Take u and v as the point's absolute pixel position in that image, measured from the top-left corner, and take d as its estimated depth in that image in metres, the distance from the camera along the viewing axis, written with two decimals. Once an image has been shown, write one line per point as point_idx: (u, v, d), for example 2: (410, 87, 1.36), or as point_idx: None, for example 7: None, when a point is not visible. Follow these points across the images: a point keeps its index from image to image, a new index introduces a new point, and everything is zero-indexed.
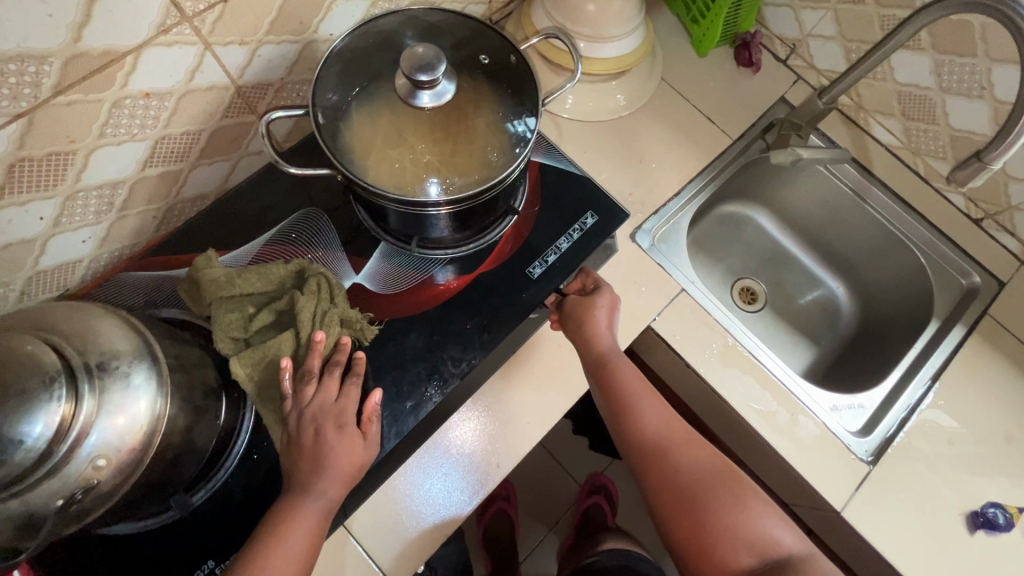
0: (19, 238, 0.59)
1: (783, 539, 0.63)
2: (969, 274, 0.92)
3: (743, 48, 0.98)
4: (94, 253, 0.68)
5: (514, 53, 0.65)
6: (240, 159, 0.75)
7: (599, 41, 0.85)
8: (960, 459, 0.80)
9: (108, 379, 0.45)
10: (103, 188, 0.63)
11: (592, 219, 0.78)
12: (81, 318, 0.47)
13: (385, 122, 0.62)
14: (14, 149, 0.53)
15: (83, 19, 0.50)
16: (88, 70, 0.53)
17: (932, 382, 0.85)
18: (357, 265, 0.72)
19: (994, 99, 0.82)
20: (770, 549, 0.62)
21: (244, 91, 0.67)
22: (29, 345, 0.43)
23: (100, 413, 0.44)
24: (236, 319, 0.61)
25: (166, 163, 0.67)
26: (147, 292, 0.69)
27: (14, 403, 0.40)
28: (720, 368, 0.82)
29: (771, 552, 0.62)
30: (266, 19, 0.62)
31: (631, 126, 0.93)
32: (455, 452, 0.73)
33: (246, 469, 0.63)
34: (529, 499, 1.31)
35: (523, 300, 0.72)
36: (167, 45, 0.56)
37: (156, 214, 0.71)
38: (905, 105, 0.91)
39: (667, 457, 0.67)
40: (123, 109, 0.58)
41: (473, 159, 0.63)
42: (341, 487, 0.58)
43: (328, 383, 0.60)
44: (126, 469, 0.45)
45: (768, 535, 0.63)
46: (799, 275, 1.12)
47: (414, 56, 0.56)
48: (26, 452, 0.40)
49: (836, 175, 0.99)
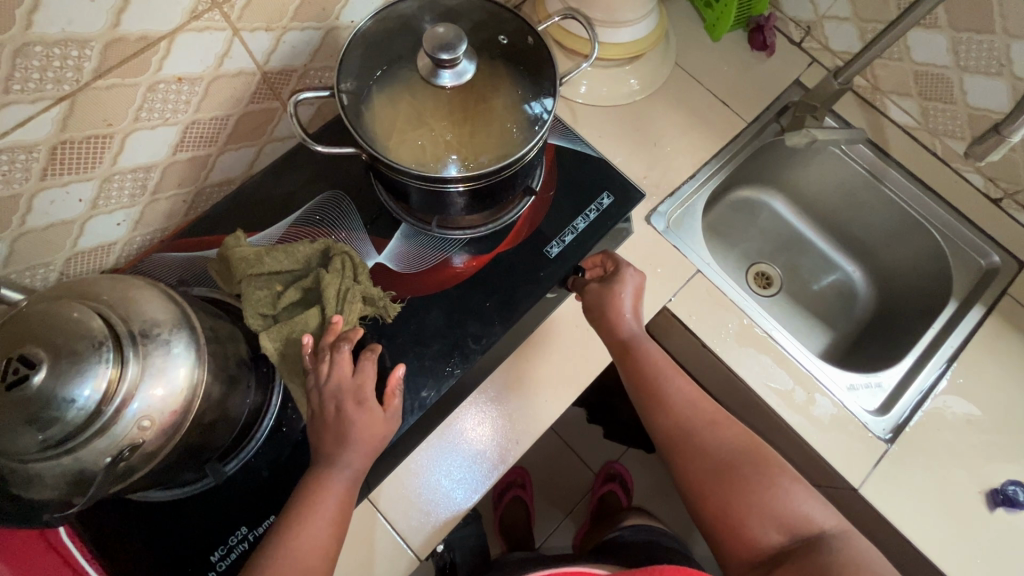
0: (60, 219, 0.62)
1: (813, 516, 0.63)
2: (988, 254, 0.91)
3: (757, 31, 0.98)
4: (128, 236, 0.71)
5: (531, 34, 0.65)
6: (265, 144, 0.77)
7: (613, 26, 0.86)
8: (979, 437, 0.80)
9: (151, 345, 0.47)
10: (137, 172, 0.65)
11: (608, 200, 0.79)
12: (123, 288, 0.50)
13: (406, 105, 0.64)
14: (57, 131, 0.56)
15: (121, 4, 0.52)
16: (125, 55, 0.55)
17: (948, 363, 0.85)
18: (379, 246, 0.74)
19: (1012, 76, 0.82)
20: (801, 526, 0.62)
21: (270, 77, 0.70)
22: (77, 312, 0.45)
23: (144, 377, 0.46)
24: (265, 296, 0.63)
25: (195, 148, 0.69)
26: (179, 272, 0.72)
27: (67, 365, 0.42)
28: (737, 348, 0.82)
29: (802, 529, 0.62)
30: (291, 6, 0.64)
31: (645, 110, 0.94)
32: (471, 432, 0.74)
33: (275, 441, 0.65)
34: (544, 485, 1.32)
35: (540, 278, 0.74)
36: (198, 30, 0.59)
37: (186, 198, 0.74)
38: (922, 85, 0.91)
39: (693, 438, 0.68)
40: (157, 93, 0.60)
41: (492, 140, 0.64)
42: (366, 458, 0.59)
43: (341, 360, 0.59)
44: (168, 430, 0.47)
45: (798, 512, 0.63)
46: (815, 259, 1.12)
47: (436, 36, 0.57)
48: (77, 411, 0.43)
49: (850, 157, 0.99)
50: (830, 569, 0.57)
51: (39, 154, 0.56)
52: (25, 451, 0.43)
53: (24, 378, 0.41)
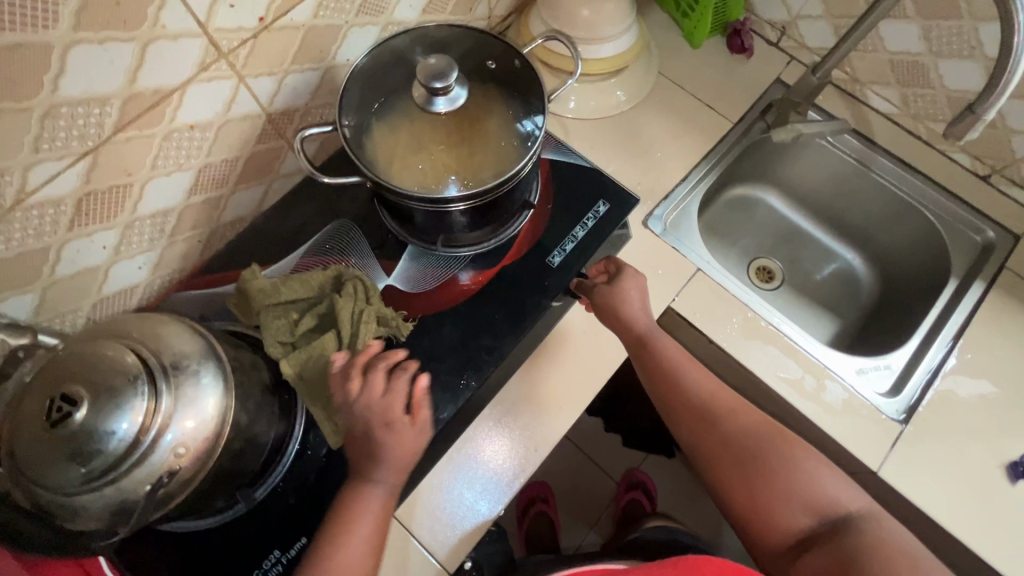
0: (86, 267, 0.66)
1: (840, 497, 0.64)
2: (983, 231, 0.93)
3: (735, 35, 1.02)
4: (148, 279, 0.75)
5: (518, 57, 0.69)
6: (273, 181, 0.81)
7: (595, 43, 0.90)
8: (993, 412, 0.80)
9: (182, 377, 0.50)
10: (155, 217, 0.69)
11: (604, 207, 0.82)
12: (153, 325, 0.53)
13: (405, 132, 0.68)
14: (82, 185, 0.59)
15: (137, 63, 0.56)
16: (141, 109, 0.59)
17: (955, 340, 0.86)
18: (388, 268, 0.77)
19: (984, 57, 0.84)
20: (829, 508, 0.63)
21: (274, 117, 0.74)
22: (112, 350, 0.48)
23: (177, 408, 0.49)
24: (283, 325, 0.66)
25: (208, 189, 0.73)
26: (199, 309, 0.75)
27: (106, 400, 0.45)
28: (743, 340, 0.84)
29: (829, 510, 0.63)
30: (291, 50, 0.69)
31: (633, 120, 0.97)
32: (490, 445, 0.76)
33: (301, 465, 0.68)
34: (567, 497, 1.33)
35: (545, 288, 0.76)
36: (207, 80, 0.63)
37: (201, 239, 0.77)
38: (899, 73, 0.94)
39: (716, 427, 0.69)
40: (171, 141, 0.64)
41: (487, 158, 0.67)
42: (399, 474, 0.62)
43: (373, 382, 0.62)
44: (202, 456, 0.49)
45: (825, 494, 0.64)
46: (814, 251, 1.14)
47: (429, 67, 0.61)
48: (117, 443, 0.45)
49: (837, 147, 1.01)
50: (859, 551, 0.59)
51: (66, 207, 0.60)
52: (70, 485, 0.45)
53: (67, 416, 0.44)
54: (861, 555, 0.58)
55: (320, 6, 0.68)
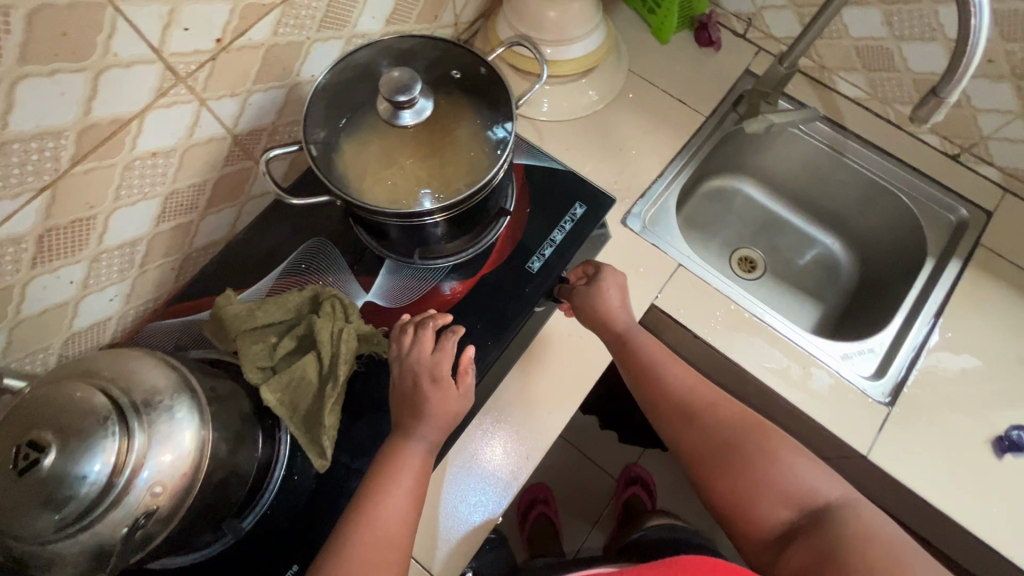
0: (54, 303, 0.64)
1: (818, 487, 0.63)
2: (955, 209, 0.94)
3: (702, 29, 1.02)
4: (121, 310, 0.73)
5: (483, 66, 0.70)
6: (245, 203, 0.79)
7: (564, 44, 0.89)
8: (977, 388, 0.81)
9: (154, 413, 0.48)
10: (123, 247, 0.68)
11: (581, 209, 0.82)
12: (123, 361, 0.51)
13: (375, 148, 0.66)
14: (42, 221, 0.58)
15: (91, 93, 0.55)
16: (98, 139, 0.58)
17: (936, 318, 0.87)
18: (366, 284, 0.76)
19: (945, 38, 0.85)
20: (809, 500, 0.62)
21: (240, 138, 0.72)
22: (80, 392, 0.46)
23: (152, 446, 0.47)
24: (261, 350, 0.65)
25: (177, 216, 0.71)
26: (176, 338, 0.74)
27: (76, 443, 0.44)
28: (728, 333, 0.84)
29: (809, 502, 0.62)
30: (253, 70, 0.68)
31: (606, 119, 0.97)
32: (484, 452, 0.75)
33: (289, 490, 0.67)
34: (567, 498, 1.32)
35: (526, 294, 0.76)
36: (167, 106, 0.61)
37: (173, 266, 0.76)
38: (865, 58, 0.95)
39: (695, 421, 0.69)
40: (134, 170, 0.63)
41: (460, 168, 0.66)
42: (440, 431, 0.62)
43: (424, 338, 0.64)
44: (180, 493, 0.48)
45: (803, 485, 0.63)
46: (794, 237, 1.14)
47: (392, 80, 0.61)
48: (90, 487, 0.44)
49: (810, 134, 1.02)
50: (836, 540, 0.58)
51: (27, 244, 0.58)
52: (43, 534, 0.43)
53: (35, 463, 0.43)
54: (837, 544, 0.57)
55: (279, 23, 0.67)
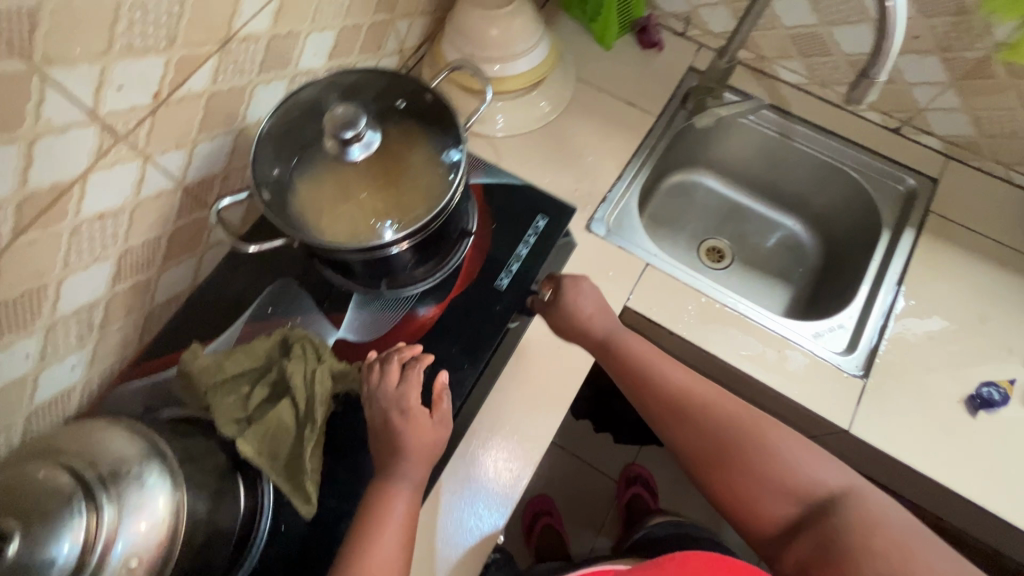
0: (10, 380, 0.61)
1: (820, 478, 0.63)
2: (903, 179, 0.98)
3: (643, 32, 1.05)
4: (85, 377, 0.71)
5: (427, 92, 0.69)
6: (204, 253, 0.78)
7: (509, 60, 0.90)
8: (944, 350, 0.83)
9: (123, 484, 0.47)
10: (79, 313, 0.66)
11: (543, 221, 0.84)
12: (86, 434, 0.50)
13: (330, 182, 0.66)
14: None
15: (25, 163, 0.53)
16: (39, 209, 0.56)
17: (900, 285, 0.89)
18: (336, 321, 0.76)
19: (872, 19, 0.89)
20: (811, 493, 0.62)
21: (191, 188, 0.71)
22: (43, 473, 0.45)
23: (123, 518, 0.46)
24: (235, 402, 0.64)
25: (133, 274, 0.70)
26: (145, 399, 0.72)
27: (41, 527, 0.42)
28: (701, 326, 0.85)
29: (812, 495, 0.62)
30: (196, 120, 0.67)
31: (559, 129, 0.98)
32: (470, 474, 0.72)
33: (278, 540, 0.65)
34: (569, 507, 1.32)
35: (497, 311, 0.77)
36: (109, 165, 0.60)
37: (135, 325, 0.74)
38: (800, 45, 0.98)
39: (690, 420, 0.67)
40: (82, 234, 0.61)
41: (417, 195, 0.66)
42: (420, 468, 0.61)
43: (390, 372, 0.64)
44: (158, 563, 0.47)
45: (805, 478, 0.63)
46: (757, 222, 1.17)
47: (337, 118, 0.61)
48: (60, 570, 0.42)
49: (759, 124, 1.05)
50: (844, 534, 0.58)
51: None
52: None
53: None
54: (845, 539, 0.57)
55: (218, 71, 0.66)
